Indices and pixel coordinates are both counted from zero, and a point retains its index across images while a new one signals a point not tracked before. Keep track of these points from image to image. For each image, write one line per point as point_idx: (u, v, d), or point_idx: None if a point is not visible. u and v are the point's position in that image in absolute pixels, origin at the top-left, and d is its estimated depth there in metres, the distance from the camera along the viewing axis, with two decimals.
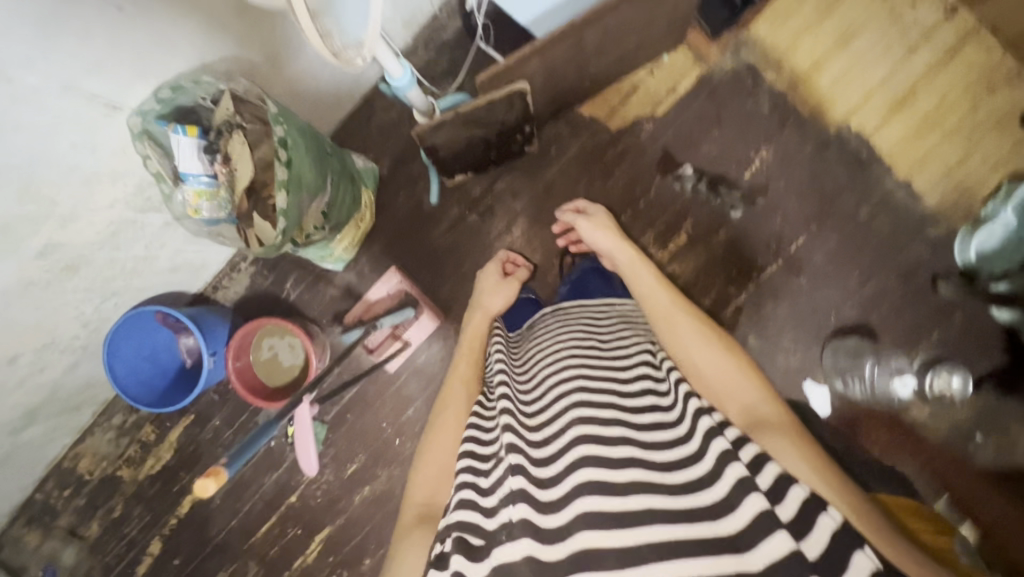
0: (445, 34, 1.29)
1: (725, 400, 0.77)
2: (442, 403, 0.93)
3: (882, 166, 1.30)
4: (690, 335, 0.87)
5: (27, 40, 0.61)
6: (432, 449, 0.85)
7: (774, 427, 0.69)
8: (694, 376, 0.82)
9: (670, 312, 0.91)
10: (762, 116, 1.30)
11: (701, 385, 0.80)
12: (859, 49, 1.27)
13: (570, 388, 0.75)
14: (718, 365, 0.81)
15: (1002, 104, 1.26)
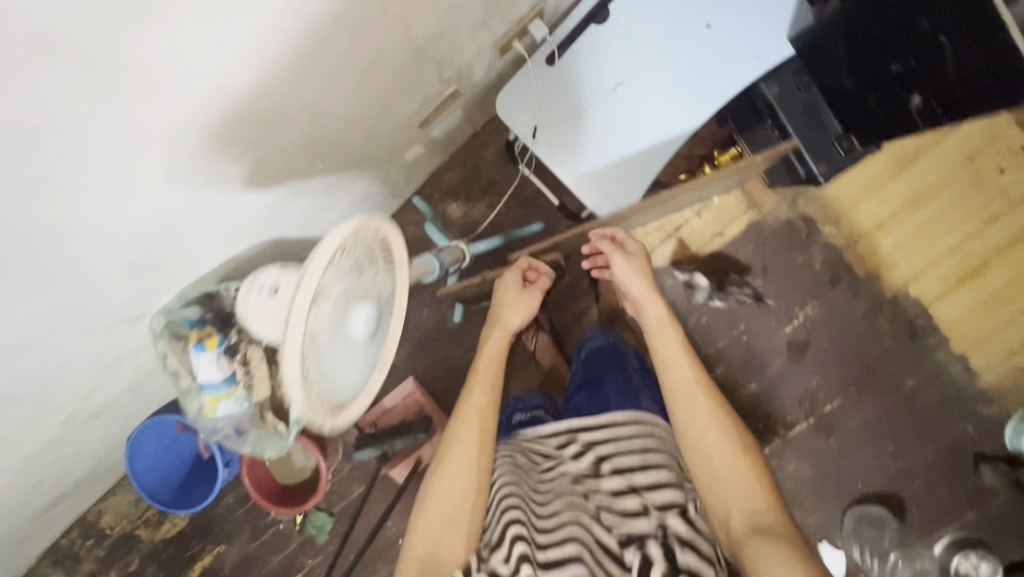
0: (485, 154, 1.24)
1: (729, 504, 0.67)
2: (451, 434, 0.79)
3: (937, 338, 1.21)
4: (708, 416, 0.73)
5: (51, 308, 0.60)
6: (441, 492, 0.73)
7: (784, 553, 0.59)
8: (701, 471, 0.71)
9: (692, 387, 0.76)
10: (813, 270, 1.22)
11: (707, 478, 0.70)
12: (931, 214, 1.17)
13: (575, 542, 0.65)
14: (733, 466, 0.69)
15: None
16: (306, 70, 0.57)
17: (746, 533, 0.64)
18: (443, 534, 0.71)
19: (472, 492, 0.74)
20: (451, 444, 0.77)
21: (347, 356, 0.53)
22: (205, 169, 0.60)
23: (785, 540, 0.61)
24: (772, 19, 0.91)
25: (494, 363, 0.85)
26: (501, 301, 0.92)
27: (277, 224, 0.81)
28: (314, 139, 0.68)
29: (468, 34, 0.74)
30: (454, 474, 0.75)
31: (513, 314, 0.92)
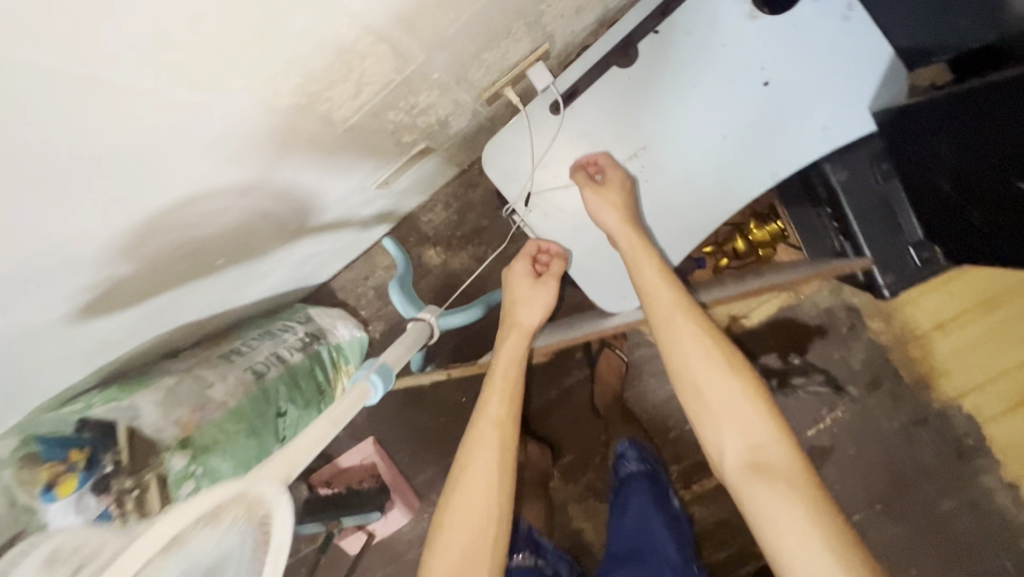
0: (474, 195, 1.03)
1: (726, 418, 0.58)
2: (465, 454, 0.66)
3: (985, 462, 1.03)
4: (690, 334, 0.61)
5: None
6: (457, 521, 0.63)
7: (790, 504, 0.52)
8: (691, 386, 0.60)
9: (672, 310, 0.63)
10: (850, 369, 1.02)
11: (695, 404, 0.60)
12: (1003, 320, 0.96)
13: None
14: (725, 398, 0.58)
15: None
16: (150, 193, 0.34)
17: (743, 466, 0.56)
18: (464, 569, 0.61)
19: (495, 518, 0.64)
20: (467, 461, 0.66)
21: None
22: (35, 334, 0.40)
23: (787, 473, 0.54)
24: (852, 83, 0.68)
25: (515, 370, 0.72)
26: (513, 299, 0.77)
27: (180, 316, 0.62)
28: (198, 245, 0.47)
29: (440, 95, 0.54)
30: (474, 499, 0.64)
31: (527, 312, 0.75)
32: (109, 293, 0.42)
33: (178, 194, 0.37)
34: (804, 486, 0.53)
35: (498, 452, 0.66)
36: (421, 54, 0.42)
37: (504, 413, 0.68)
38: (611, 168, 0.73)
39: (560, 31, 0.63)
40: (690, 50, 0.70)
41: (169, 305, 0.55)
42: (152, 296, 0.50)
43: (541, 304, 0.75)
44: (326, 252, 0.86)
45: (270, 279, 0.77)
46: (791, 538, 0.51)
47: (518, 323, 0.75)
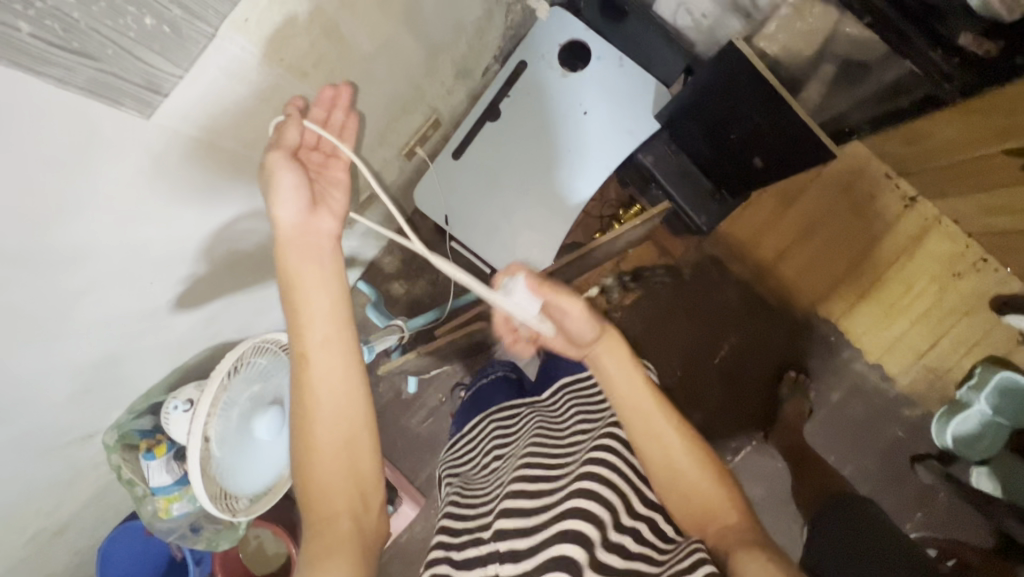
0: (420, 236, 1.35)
1: (711, 500, 0.54)
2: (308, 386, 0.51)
3: (851, 350, 1.32)
4: (645, 404, 0.57)
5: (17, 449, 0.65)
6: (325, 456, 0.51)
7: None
8: (664, 476, 0.56)
9: (649, 403, 0.57)
10: (730, 304, 1.35)
11: (668, 484, 0.56)
12: (823, 242, 1.32)
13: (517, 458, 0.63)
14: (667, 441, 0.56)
15: (970, 288, 1.28)
16: (218, 210, 0.64)
17: (721, 538, 0.52)
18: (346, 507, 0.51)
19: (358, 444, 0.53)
20: (306, 364, 0.51)
21: (244, 458, 0.55)
22: (149, 309, 0.67)
23: (756, 542, 0.50)
24: (637, 102, 1.06)
25: (320, 288, 0.53)
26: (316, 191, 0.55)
27: (219, 331, 0.88)
28: (238, 256, 0.77)
29: (371, 151, 0.88)
30: (338, 439, 0.52)
31: (284, 208, 0.52)
32: (190, 286, 0.71)
33: (233, 211, 0.67)
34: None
35: (342, 376, 0.53)
36: None
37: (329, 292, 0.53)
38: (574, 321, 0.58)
39: (441, 104, 0.99)
40: (533, 100, 1.08)
41: (219, 313, 0.84)
42: (211, 296, 0.78)
43: (344, 193, 0.57)
44: None
45: (279, 309, 1.05)
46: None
47: (314, 229, 0.54)
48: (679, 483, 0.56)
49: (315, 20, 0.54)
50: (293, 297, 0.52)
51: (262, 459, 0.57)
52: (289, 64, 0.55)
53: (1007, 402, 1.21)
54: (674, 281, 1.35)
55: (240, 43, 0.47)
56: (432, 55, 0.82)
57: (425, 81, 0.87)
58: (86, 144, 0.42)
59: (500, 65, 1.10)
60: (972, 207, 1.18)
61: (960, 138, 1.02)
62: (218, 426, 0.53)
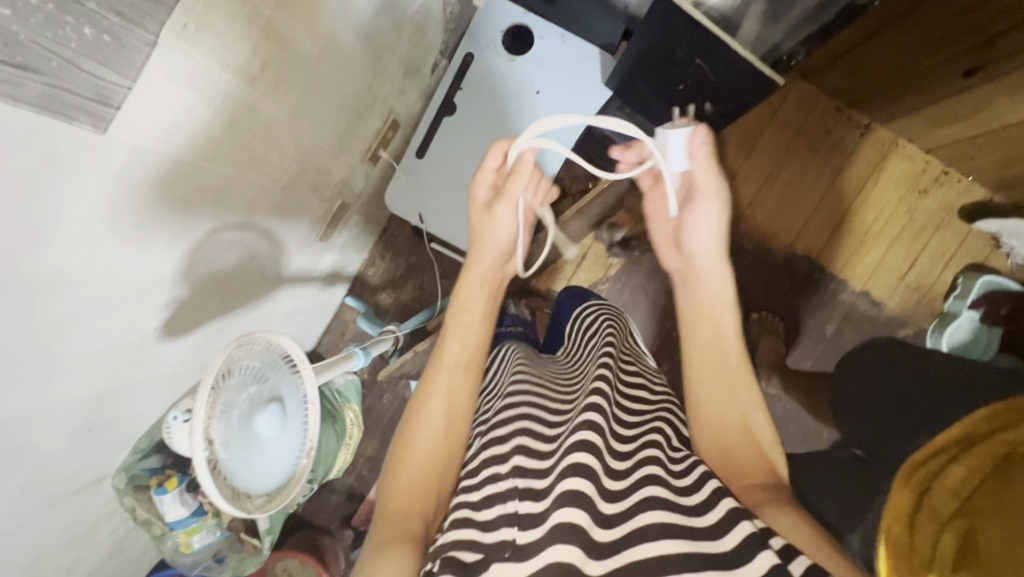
0: (397, 242, 1.36)
1: (748, 466, 0.61)
2: (427, 392, 0.67)
3: (836, 282, 1.35)
4: (717, 366, 0.68)
5: (24, 503, 0.64)
6: (420, 448, 0.62)
7: (805, 537, 0.49)
8: (710, 438, 0.64)
9: (723, 368, 0.68)
10: None
11: (715, 445, 0.63)
12: (788, 182, 1.34)
13: (522, 400, 0.64)
14: (723, 398, 0.66)
15: (937, 202, 1.32)
16: (191, 228, 0.65)
17: (746, 492, 0.57)
18: (416, 495, 0.59)
19: (450, 448, 0.64)
20: (435, 377, 0.68)
21: (251, 454, 0.57)
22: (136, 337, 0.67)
23: (778, 500, 0.55)
24: (585, 74, 1.09)
25: (468, 318, 0.73)
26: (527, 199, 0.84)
27: (211, 359, 0.88)
28: (221, 276, 0.78)
29: (332, 158, 0.90)
30: (434, 435, 0.63)
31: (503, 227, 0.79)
32: (176, 311, 0.72)
33: (207, 228, 0.68)
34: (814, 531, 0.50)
35: (450, 395, 0.67)
36: (307, 132, 0.78)
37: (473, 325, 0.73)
38: (703, 222, 0.75)
39: (396, 104, 1.01)
40: (483, 88, 1.10)
41: (209, 339, 0.84)
42: (199, 322, 0.79)
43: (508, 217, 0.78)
44: (302, 309, 1.16)
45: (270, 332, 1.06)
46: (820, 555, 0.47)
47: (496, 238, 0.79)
48: (725, 447, 0.62)
49: (254, 24, 0.56)
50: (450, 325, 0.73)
51: (271, 455, 0.58)
52: (236, 69, 0.57)
53: None
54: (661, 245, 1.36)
55: (182, 49, 0.49)
56: (377, 54, 0.84)
57: (374, 82, 0.89)
58: (47, 165, 0.43)
59: (447, 61, 1.12)
60: (924, 123, 1.22)
61: (900, 57, 1.06)
62: (221, 427, 0.54)
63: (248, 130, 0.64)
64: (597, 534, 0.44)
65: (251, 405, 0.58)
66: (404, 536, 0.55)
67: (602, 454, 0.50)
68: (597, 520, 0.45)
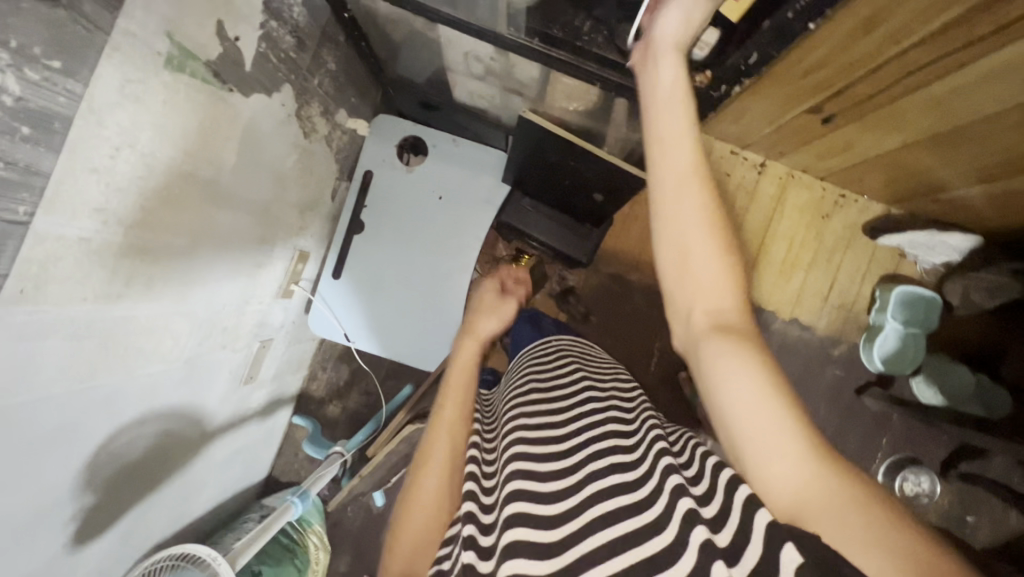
0: (336, 352, 1.36)
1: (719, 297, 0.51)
2: (425, 454, 0.64)
3: (765, 314, 1.40)
4: (682, 177, 0.51)
5: None
6: (416, 509, 0.60)
7: (769, 427, 0.44)
8: (673, 256, 0.52)
9: (690, 177, 0.51)
10: (643, 311, 1.40)
11: (676, 249, 0.52)
12: None
13: (513, 427, 0.60)
14: (686, 209, 0.51)
15: (842, 224, 1.39)
16: (81, 443, 0.64)
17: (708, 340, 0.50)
18: (416, 557, 0.57)
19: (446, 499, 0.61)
20: (434, 435, 0.66)
21: None
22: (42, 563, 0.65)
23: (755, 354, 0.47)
24: (482, 174, 1.12)
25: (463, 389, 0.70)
26: (478, 309, 0.86)
27: (142, 538, 0.86)
28: (133, 465, 0.77)
29: (239, 311, 0.91)
30: (428, 493, 0.61)
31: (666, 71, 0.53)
32: (86, 519, 0.71)
33: (102, 433, 0.67)
34: (796, 414, 0.44)
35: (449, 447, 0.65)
36: (201, 304, 0.78)
37: (456, 415, 0.67)
38: (670, 25, 0.54)
39: (298, 240, 1.03)
40: (387, 203, 1.13)
41: (136, 522, 0.83)
42: (119, 514, 0.78)
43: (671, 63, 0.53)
44: (243, 448, 1.14)
45: (209, 485, 1.04)
46: (774, 467, 0.43)
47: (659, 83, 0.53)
48: (683, 265, 0.52)
49: (107, 254, 0.56)
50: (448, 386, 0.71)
51: None
52: (96, 296, 0.57)
53: (913, 311, 1.30)
54: (584, 326, 1.40)
55: (26, 310, 0.49)
56: (264, 210, 0.86)
57: (268, 233, 0.90)
58: None
59: (348, 180, 1.15)
60: (810, 157, 1.29)
61: (772, 109, 1.12)
62: None
63: (127, 335, 0.65)
64: (543, 569, 0.44)
65: None
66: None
67: (533, 494, 0.51)
68: (536, 557, 0.45)
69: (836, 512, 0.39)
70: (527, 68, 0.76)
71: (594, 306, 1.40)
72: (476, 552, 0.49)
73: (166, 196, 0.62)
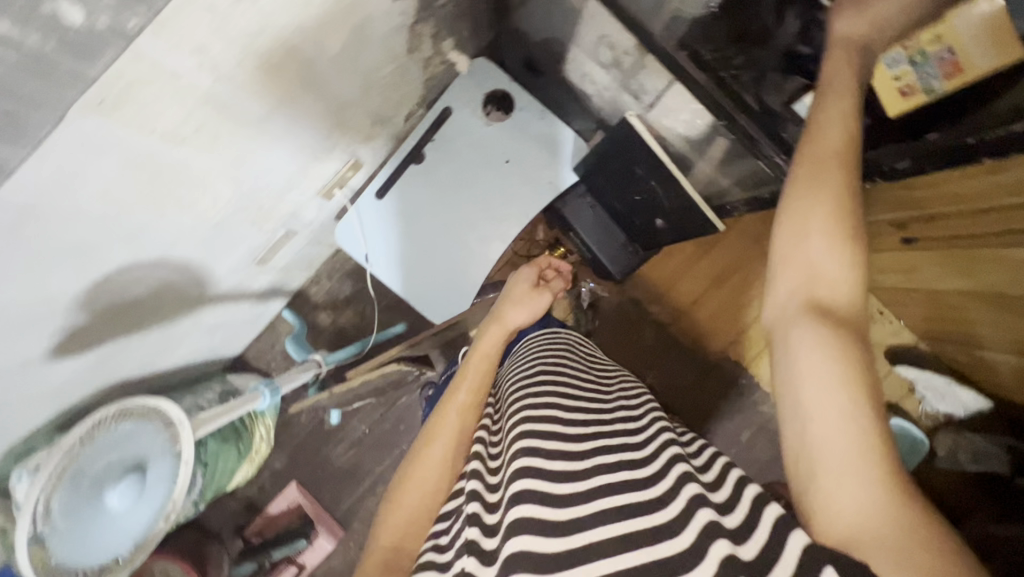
0: (347, 266, 1.35)
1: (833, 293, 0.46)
2: (429, 439, 0.65)
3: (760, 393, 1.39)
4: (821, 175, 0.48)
5: None
6: (413, 487, 0.61)
7: (849, 453, 0.40)
8: (789, 240, 0.48)
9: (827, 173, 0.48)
10: (648, 344, 1.39)
11: (792, 235, 0.48)
12: (735, 287, 1.37)
13: (525, 400, 0.58)
14: (817, 201, 0.47)
15: (869, 336, 1.38)
16: (92, 264, 0.63)
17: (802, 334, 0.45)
18: (408, 534, 0.58)
19: (443, 484, 0.61)
20: (442, 422, 0.66)
21: (88, 519, 0.57)
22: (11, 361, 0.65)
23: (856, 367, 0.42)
24: (556, 157, 1.10)
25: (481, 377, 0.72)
26: (508, 299, 0.81)
27: (109, 371, 0.87)
28: (129, 301, 0.76)
29: (280, 195, 0.89)
30: (427, 475, 0.61)
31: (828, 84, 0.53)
32: (71, 336, 0.71)
33: (115, 261, 0.66)
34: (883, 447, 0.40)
35: (456, 434, 0.65)
36: (250, 175, 0.76)
37: (468, 402, 0.69)
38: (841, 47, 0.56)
39: (359, 148, 1.00)
40: (454, 146, 1.11)
41: (111, 354, 0.83)
42: (101, 342, 0.78)
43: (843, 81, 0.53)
44: (229, 321, 1.14)
45: (186, 344, 1.04)
46: (838, 487, 0.39)
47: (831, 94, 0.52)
48: (796, 251, 0.47)
49: (188, 94, 0.54)
50: (463, 376, 0.73)
51: (121, 524, 0.59)
52: (162, 132, 0.55)
53: (896, 444, 1.31)
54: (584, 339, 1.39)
55: (100, 123, 0.47)
56: (341, 109, 0.83)
57: (336, 131, 0.88)
58: None
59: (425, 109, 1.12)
60: (868, 263, 1.27)
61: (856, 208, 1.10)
62: (62, 499, 0.55)
63: (174, 175, 0.63)
64: (551, 549, 0.41)
65: (103, 473, 0.58)
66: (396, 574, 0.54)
67: (543, 466, 0.47)
68: (544, 544, 0.41)
69: (907, 553, 0.35)
70: (656, 74, 0.73)
71: (607, 323, 1.40)
72: (479, 528, 0.47)
73: (265, 60, 0.59)
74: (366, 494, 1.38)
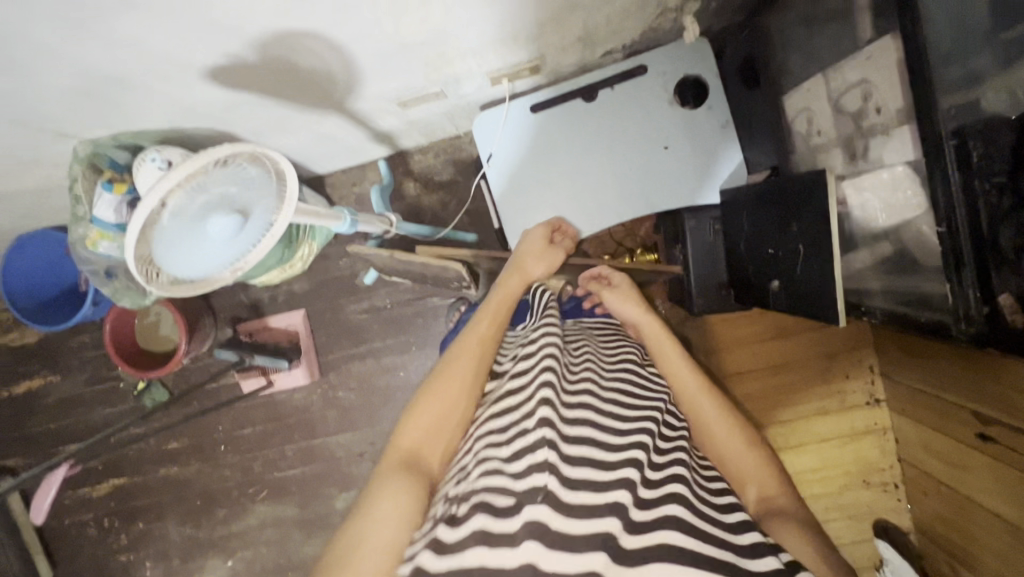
0: (459, 155, 1.33)
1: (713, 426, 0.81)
2: (450, 363, 0.76)
3: None
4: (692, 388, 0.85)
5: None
6: (436, 403, 0.72)
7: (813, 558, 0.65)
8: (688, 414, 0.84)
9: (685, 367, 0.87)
10: None
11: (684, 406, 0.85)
12: (783, 381, 1.31)
13: (596, 403, 0.70)
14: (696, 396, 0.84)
15: (867, 499, 1.27)
16: (295, 13, 0.63)
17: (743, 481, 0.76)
18: (427, 439, 0.70)
19: (463, 404, 0.73)
20: (461, 350, 0.78)
21: (189, 238, 0.61)
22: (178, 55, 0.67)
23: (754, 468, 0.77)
24: (708, 170, 1.07)
25: (503, 307, 0.84)
26: (526, 250, 0.94)
27: (230, 118, 0.89)
28: (291, 68, 0.76)
29: (463, 55, 0.87)
30: (449, 395, 0.73)
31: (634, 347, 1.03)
32: (233, 65, 0.72)
33: (311, 23, 0.66)
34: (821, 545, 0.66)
35: (476, 359, 0.77)
36: (459, 19, 0.75)
37: (488, 333, 0.80)
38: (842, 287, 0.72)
39: (549, 55, 0.97)
40: (627, 105, 1.08)
41: (243, 103, 0.84)
42: (245, 88, 0.79)
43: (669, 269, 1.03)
44: (339, 141, 1.14)
45: (294, 138, 1.06)
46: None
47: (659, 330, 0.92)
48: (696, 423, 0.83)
49: None
50: (482, 313, 0.83)
51: (201, 254, 0.61)
52: None
53: None
54: None
55: None
56: (566, 8, 0.80)
57: (546, 26, 0.85)
58: None
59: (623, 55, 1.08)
60: (914, 436, 1.18)
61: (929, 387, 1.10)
62: (179, 198, 0.60)
63: None
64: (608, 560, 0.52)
65: (215, 201, 0.61)
66: (417, 475, 0.66)
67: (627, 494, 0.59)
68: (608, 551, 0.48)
69: None
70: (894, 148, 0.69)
71: None
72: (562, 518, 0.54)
73: None
74: (355, 357, 1.41)
